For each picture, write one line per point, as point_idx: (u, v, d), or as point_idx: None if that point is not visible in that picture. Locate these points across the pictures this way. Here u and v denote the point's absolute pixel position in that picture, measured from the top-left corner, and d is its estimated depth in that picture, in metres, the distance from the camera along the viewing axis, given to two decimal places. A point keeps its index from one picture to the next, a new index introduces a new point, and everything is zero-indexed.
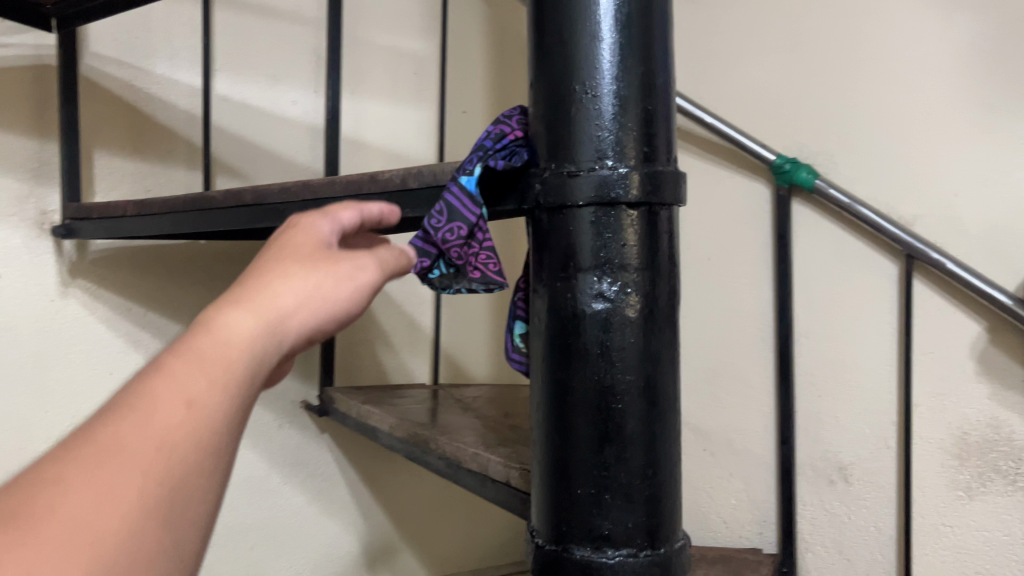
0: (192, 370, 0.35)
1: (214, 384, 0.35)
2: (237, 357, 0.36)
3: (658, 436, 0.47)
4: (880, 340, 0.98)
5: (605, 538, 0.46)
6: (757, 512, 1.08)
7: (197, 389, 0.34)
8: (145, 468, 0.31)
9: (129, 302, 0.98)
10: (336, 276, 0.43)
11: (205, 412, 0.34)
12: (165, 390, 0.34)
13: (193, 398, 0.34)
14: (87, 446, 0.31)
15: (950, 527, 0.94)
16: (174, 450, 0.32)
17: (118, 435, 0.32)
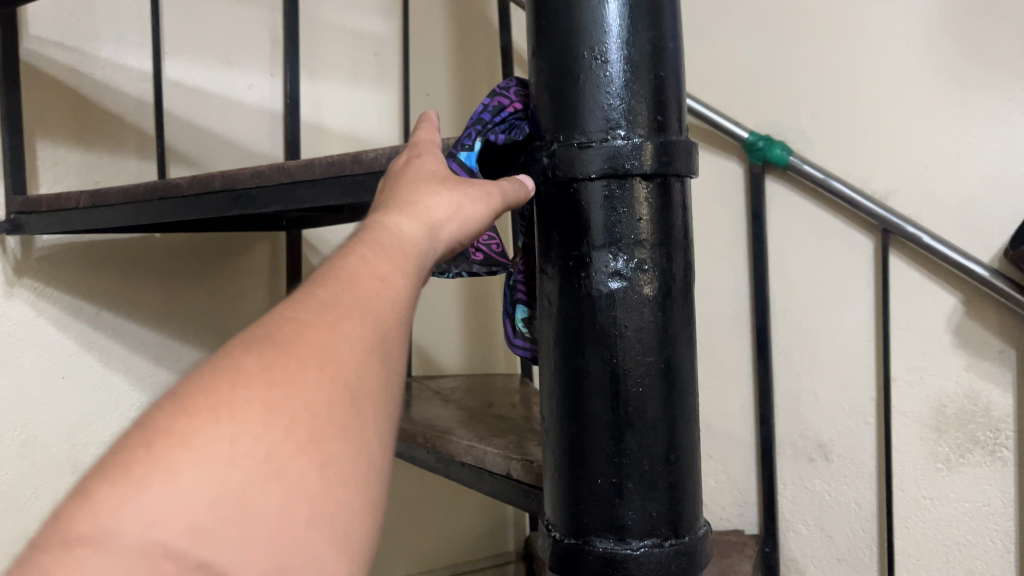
0: (386, 251, 0.38)
1: (400, 276, 0.37)
2: (413, 254, 0.39)
3: (679, 419, 0.45)
4: (857, 317, 0.98)
5: (629, 529, 0.43)
6: (738, 493, 1.08)
7: (383, 277, 0.36)
8: (353, 343, 0.33)
9: (80, 301, 0.92)
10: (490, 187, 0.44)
11: (395, 304, 0.36)
12: (357, 274, 0.36)
13: (382, 288, 0.36)
14: (306, 314, 0.33)
15: (930, 499, 0.94)
16: (375, 334, 0.34)
17: (332, 313, 0.33)
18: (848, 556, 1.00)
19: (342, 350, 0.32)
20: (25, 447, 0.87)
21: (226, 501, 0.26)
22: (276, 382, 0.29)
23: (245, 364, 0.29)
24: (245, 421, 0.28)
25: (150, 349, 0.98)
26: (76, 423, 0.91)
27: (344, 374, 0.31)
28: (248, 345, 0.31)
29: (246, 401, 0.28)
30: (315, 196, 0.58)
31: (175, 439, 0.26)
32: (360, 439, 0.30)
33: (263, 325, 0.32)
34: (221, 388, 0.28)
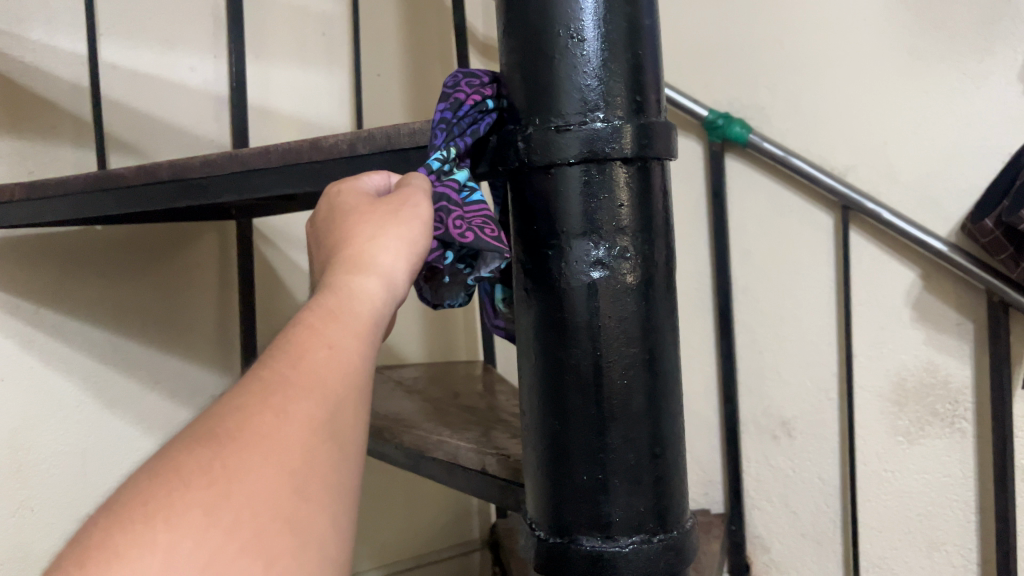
0: (336, 322, 0.36)
1: (350, 345, 0.36)
2: (369, 316, 0.37)
3: (664, 410, 0.43)
4: (818, 294, 0.98)
5: (616, 526, 0.42)
6: (703, 473, 1.09)
7: (329, 358, 0.34)
8: (292, 452, 0.30)
9: (18, 298, 0.87)
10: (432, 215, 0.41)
11: (342, 387, 0.34)
12: (305, 353, 0.34)
13: (331, 365, 0.34)
14: (238, 422, 0.30)
15: (891, 472, 0.95)
16: (324, 427, 0.32)
17: (265, 409, 0.31)
18: (811, 530, 1.01)
19: (280, 469, 0.29)
20: None
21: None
22: (189, 523, 0.26)
23: (168, 494, 0.27)
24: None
25: (95, 346, 0.93)
26: (18, 426, 0.86)
27: (277, 500, 0.28)
28: (176, 461, 0.28)
29: (177, 526, 0.26)
30: (272, 185, 0.55)
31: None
32: (308, 536, 0.29)
33: (200, 429, 0.30)
34: (144, 525, 0.26)
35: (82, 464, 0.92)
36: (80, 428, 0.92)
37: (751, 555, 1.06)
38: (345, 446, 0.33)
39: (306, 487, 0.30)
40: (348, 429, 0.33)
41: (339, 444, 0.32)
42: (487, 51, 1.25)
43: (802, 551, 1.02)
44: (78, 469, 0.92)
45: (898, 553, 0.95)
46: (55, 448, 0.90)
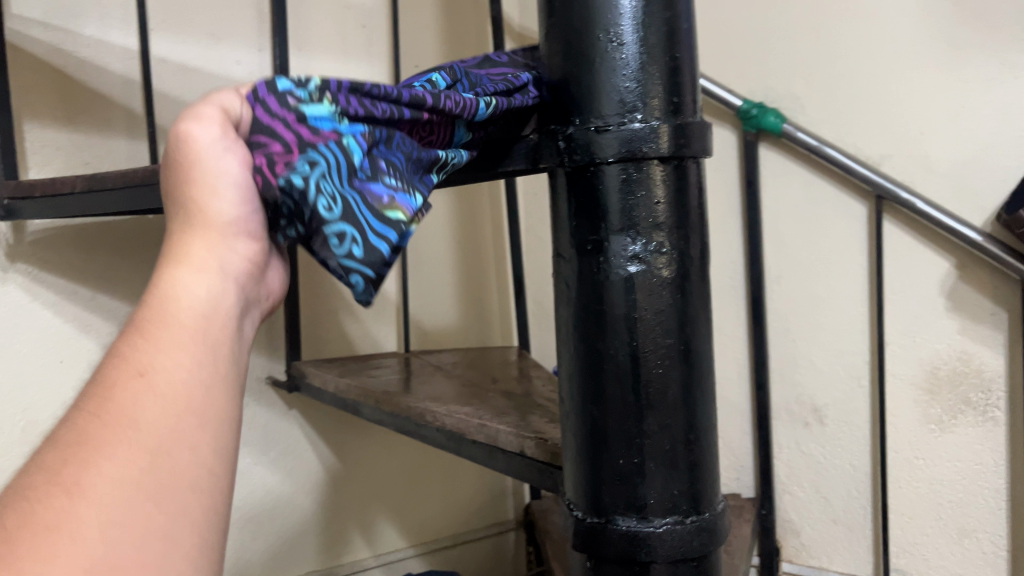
0: (140, 350, 0.38)
1: (161, 366, 0.37)
2: (186, 318, 0.40)
3: (697, 398, 0.45)
4: (851, 283, 0.99)
5: (650, 508, 0.44)
6: (734, 458, 1.11)
7: (139, 391, 0.36)
8: (104, 496, 0.32)
9: (74, 284, 0.91)
10: (219, 141, 0.42)
11: (161, 417, 0.36)
12: (111, 392, 0.36)
13: (144, 397, 0.36)
14: (43, 485, 0.32)
15: (923, 459, 0.96)
16: (140, 449, 0.34)
17: (68, 467, 0.33)
18: (842, 516, 1.03)
19: (91, 517, 0.32)
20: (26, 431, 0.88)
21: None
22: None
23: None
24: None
25: None
26: None
27: (94, 547, 0.31)
28: None
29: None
30: None
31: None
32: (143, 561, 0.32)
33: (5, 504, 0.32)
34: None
35: None
36: None
37: (782, 539, 1.08)
38: (176, 462, 0.35)
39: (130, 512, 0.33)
40: (182, 445, 0.36)
41: (166, 465, 0.35)
42: (523, 40, 1.27)
43: (833, 536, 1.04)
44: None
45: (929, 540, 0.97)
46: None
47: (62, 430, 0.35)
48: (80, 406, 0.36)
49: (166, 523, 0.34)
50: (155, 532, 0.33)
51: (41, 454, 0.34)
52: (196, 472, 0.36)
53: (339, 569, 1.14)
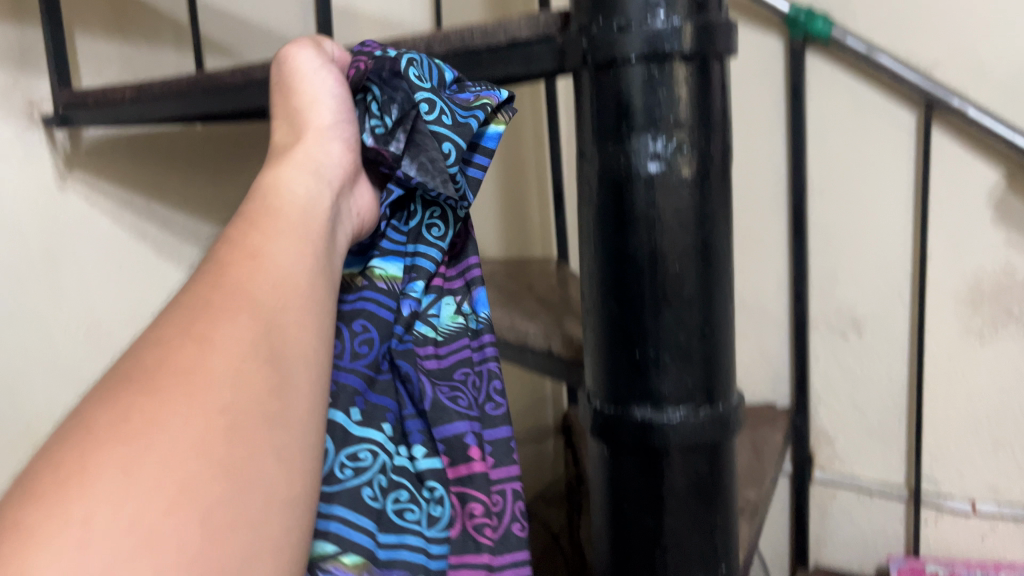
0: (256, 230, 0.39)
1: (275, 247, 0.38)
2: (297, 207, 0.41)
3: (715, 296, 0.47)
4: (895, 194, 0.97)
5: (666, 398, 0.46)
6: (771, 369, 1.12)
7: (256, 264, 0.37)
8: (227, 350, 0.33)
9: (129, 192, 0.93)
10: (318, 63, 0.47)
11: (277, 292, 0.37)
12: (231, 262, 0.37)
13: (260, 272, 0.37)
14: (170, 336, 0.33)
15: (961, 372, 0.96)
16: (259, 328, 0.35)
17: (192, 325, 0.34)
18: (877, 426, 1.04)
19: (218, 364, 0.32)
20: (89, 333, 0.90)
21: (114, 559, 0.25)
22: (133, 429, 0.29)
23: (100, 411, 0.29)
24: (106, 481, 0.27)
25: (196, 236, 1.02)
26: (134, 308, 0.95)
27: (223, 392, 0.31)
28: (105, 394, 0.30)
29: (128, 427, 0.29)
30: None
31: (32, 515, 0.26)
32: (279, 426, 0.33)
33: (132, 355, 0.33)
34: (95, 435, 0.28)
35: None
36: None
37: (815, 448, 1.10)
38: (283, 345, 0.35)
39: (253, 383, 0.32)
40: (292, 325, 0.36)
41: (280, 339, 0.35)
42: None
43: (867, 446, 1.05)
44: None
45: (963, 450, 0.98)
46: None
47: (173, 304, 0.36)
48: (197, 279, 0.37)
49: (285, 391, 0.34)
50: (276, 395, 0.33)
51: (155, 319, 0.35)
52: (303, 356, 0.36)
53: None
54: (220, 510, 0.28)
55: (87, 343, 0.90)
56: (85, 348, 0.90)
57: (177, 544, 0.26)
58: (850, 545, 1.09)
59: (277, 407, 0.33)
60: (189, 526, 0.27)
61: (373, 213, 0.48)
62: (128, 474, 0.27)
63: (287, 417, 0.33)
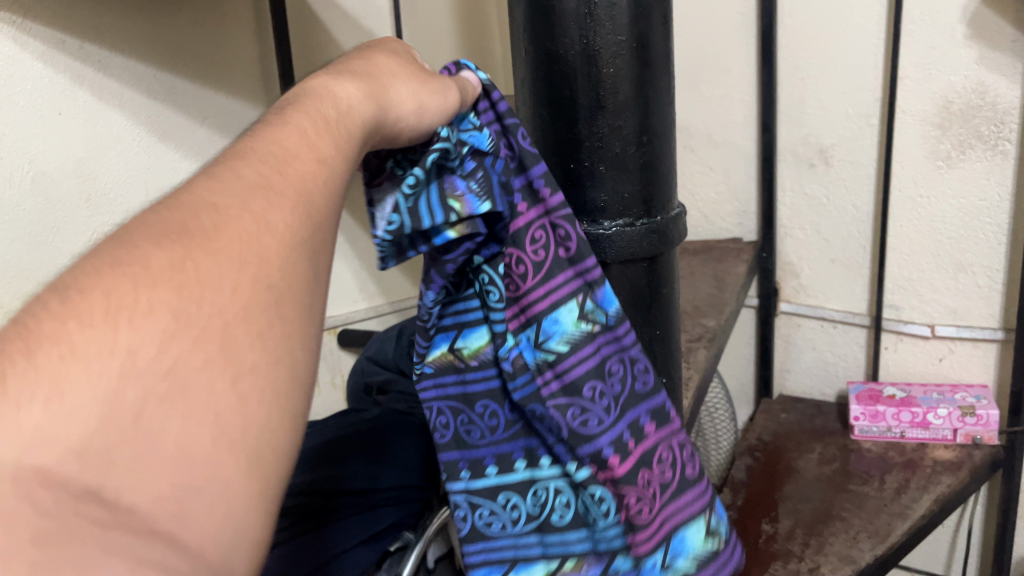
0: (312, 132, 0.37)
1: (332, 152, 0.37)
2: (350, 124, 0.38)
3: (652, 99, 0.44)
4: (868, 12, 0.92)
5: (600, 210, 0.46)
6: (738, 203, 1.11)
7: (316, 169, 0.35)
8: (280, 238, 0.31)
9: (61, 33, 0.84)
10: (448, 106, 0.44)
11: (324, 199, 0.35)
12: (290, 155, 0.35)
13: (315, 176, 0.35)
14: (231, 206, 0.31)
15: (926, 197, 0.95)
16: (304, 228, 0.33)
17: (252, 203, 0.32)
18: (841, 256, 1.04)
19: (271, 247, 0.31)
20: (36, 183, 0.84)
21: (150, 391, 0.25)
22: (188, 283, 0.27)
23: (153, 249, 0.28)
24: (154, 322, 0.26)
25: (145, 82, 0.92)
26: (81, 156, 0.88)
27: (270, 273, 0.30)
28: (152, 228, 0.29)
29: (182, 278, 0.27)
30: None
31: (79, 326, 0.24)
32: (310, 319, 0.32)
33: (183, 205, 0.30)
34: (147, 271, 0.27)
35: (146, 194, 0.94)
36: (140, 160, 0.93)
37: (781, 280, 1.10)
38: (318, 256, 0.34)
39: (288, 283, 0.31)
40: (325, 229, 0.35)
41: (317, 238, 0.34)
42: None
43: (831, 276, 1.06)
44: (142, 200, 0.94)
45: (924, 275, 0.98)
46: (120, 177, 0.92)
47: (217, 169, 0.33)
48: (245, 157, 0.34)
49: (313, 287, 0.33)
50: (309, 291, 0.32)
51: (207, 179, 0.32)
52: (326, 261, 0.35)
53: (353, 315, 1.13)
54: (253, 374, 0.28)
55: (31, 191, 0.84)
56: (30, 197, 0.84)
57: (213, 400, 0.26)
58: (812, 373, 1.12)
59: (308, 300, 0.32)
60: (220, 383, 0.27)
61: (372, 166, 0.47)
62: (176, 322, 0.26)
63: (313, 305, 0.32)
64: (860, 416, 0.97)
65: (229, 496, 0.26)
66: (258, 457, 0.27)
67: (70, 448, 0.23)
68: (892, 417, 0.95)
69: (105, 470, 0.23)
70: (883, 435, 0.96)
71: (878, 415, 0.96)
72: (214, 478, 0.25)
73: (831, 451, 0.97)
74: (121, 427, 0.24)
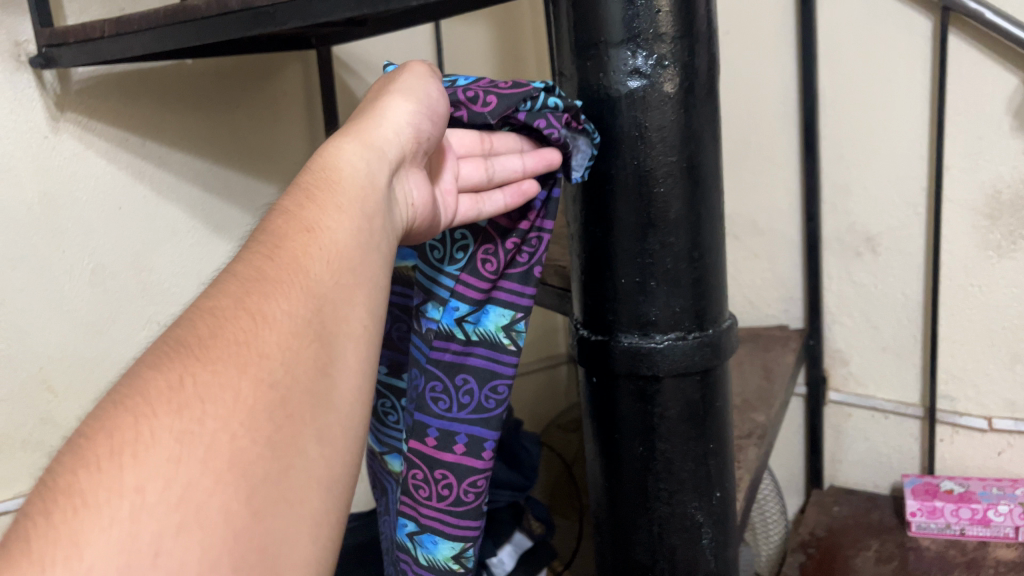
0: (305, 209, 0.39)
1: (329, 227, 0.38)
2: (348, 179, 0.41)
3: (703, 216, 0.48)
4: (910, 105, 0.92)
5: (653, 324, 0.49)
6: (784, 289, 1.10)
7: (307, 239, 0.37)
8: (281, 332, 0.33)
9: (125, 132, 0.87)
10: (433, 101, 0.46)
11: (330, 271, 0.36)
12: (284, 237, 0.37)
13: (312, 247, 0.37)
14: (226, 306, 0.33)
15: (978, 286, 0.93)
16: (308, 314, 0.34)
17: (247, 298, 0.34)
18: (891, 344, 1.02)
19: (272, 342, 0.32)
20: (94, 275, 0.86)
21: (160, 525, 0.26)
22: (188, 402, 0.29)
23: (151, 376, 0.30)
24: (158, 453, 0.27)
25: (200, 177, 0.94)
26: (138, 249, 0.89)
27: (272, 369, 0.31)
28: (160, 358, 0.31)
29: (181, 399, 0.29)
30: (333, 10, 0.57)
31: (89, 475, 0.26)
32: (324, 405, 0.33)
33: (188, 323, 0.33)
34: (149, 403, 0.28)
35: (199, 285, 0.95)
36: (194, 251, 0.94)
37: (829, 368, 1.08)
38: (329, 339, 0.35)
39: (294, 374, 0.32)
40: (338, 307, 0.36)
41: (326, 320, 0.35)
42: None
43: (881, 364, 1.04)
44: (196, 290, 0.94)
45: (979, 365, 0.96)
46: (174, 268, 0.93)
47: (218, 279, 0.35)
48: (251, 249, 0.37)
49: (331, 371, 0.34)
50: (322, 379, 0.33)
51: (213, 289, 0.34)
52: (346, 349, 0.35)
53: None
54: (264, 486, 0.29)
55: (90, 284, 0.86)
56: (90, 290, 0.86)
57: (223, 518, 0.27)
58: (863, 463, 1.09)
59: (321, 387, 0.33)
60: (232, 503, 0.27)
61: (431, 203, 0.47)
62: (180, 446, 0.28)
63: (331, 402, 0.33)
64: (916, 512, 0.95)
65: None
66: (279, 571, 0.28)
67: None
68: (951, 513, 0.92)
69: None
70: (943, 532, 0.93)
71: (937, 511, 0.94)
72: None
73: (888, 549, 0.94)
74: (141, 571, 0.25)
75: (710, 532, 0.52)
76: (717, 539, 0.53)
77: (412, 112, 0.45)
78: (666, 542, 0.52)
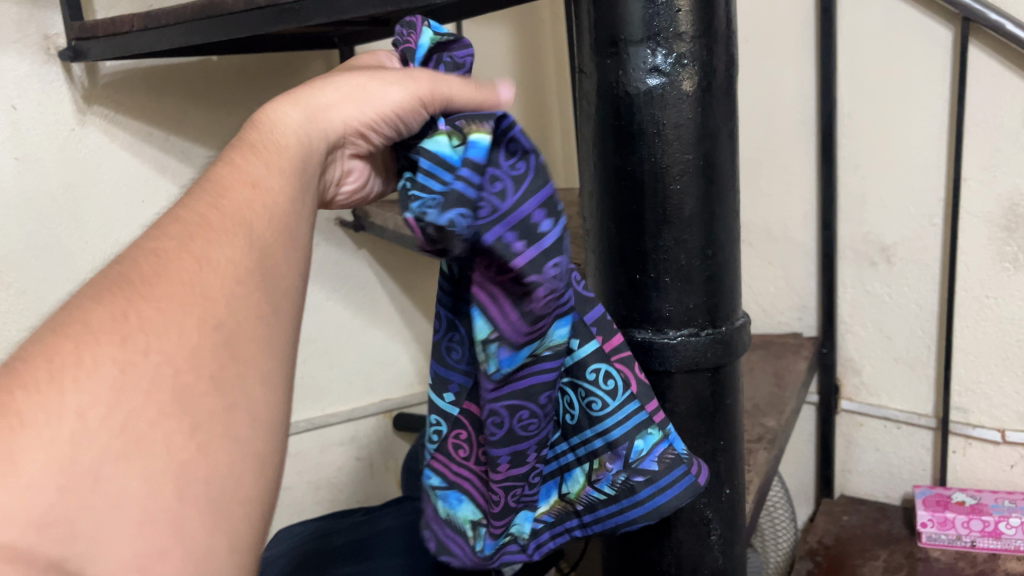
0: (246, 167, 0.38)
1: (273, 186, 0.38)
2: (289, 154, 0.39)
3: (717, 214, 0.48)
4: (927, 116, 0.92)
5: (666, 319, 0.49)
6: (798, 298, 1.11)
7: (253, 196, 0.37)
8: (223, 278, 0.32)
9: (150, 126, 0.87)
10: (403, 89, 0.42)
11: (270, 222, 0.36)
12: (225, 191, 0.36)
13: (254, 200, 0.36)
14: (170, 248, 0.33)
15: (994, 298, 0.93)
16: (252, 264, 0.34)
17: (192, 244, 0.33)
18: (905, 355, 1.02)
19: (217, 284, 0.32)
20: None
21: (102, 450, 0.26)
22: (132, 335, 0.29)
23: (96, 311, 0.29)
24: (100, 379, 0.27)
25: None
26: None
27: (218, 312, 0.31)
28: (102, 298, 0.30)
29: (127, 334, 0.29)
30: (358, 6, 0.58)
31: (26, 397, 0.26)
32: (268, 343, 0.33)
33: (131, 262, 0.32)
34: (92, 333, 0.28)
35: None
36: None
37: (842, 377, 1.09)
38: (265, 280, 0.34)
39: (237, 322, 0.32)
40: (284, 263, 0.36)
41: None
42: None
43: (893, 375, 1.04)
44: None
45: (992, 378, 0.96)
46: None
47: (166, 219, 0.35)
48: (190, 202, 0.36)
49: (274, 320, 0.34)
50: (265, 325, 0.33)
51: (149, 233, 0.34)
52: (282, 295, 0.35)
53: (410, 399, 1.13)
54: (209, 420, 0.29)
55: None
56: None
57: (162, 444, 0.27)
58: (874, 474, 1.09)
59: (264, 331, 0.33)
60: (175, 434, 0.28)
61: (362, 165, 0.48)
62: (124, 376, 0.28)
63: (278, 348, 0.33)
64: (926, 522, 0.94)
65: (188, 544, 0.26)
66: (222, 500, 0.28)
67: (30, 522, 0.24)
68: (962, 525, 0.92)
69: (68, 542, 0.24)
70: (953, 544, 0.93)
71: (947, 522, 0.93)
72: (174, 528, 0.26)
73: (896, 559, 0.94)
74: (78, 489, 0.25)
75: (718, 529, 0.53)
76: (724, 535, 0.54)
77: (375, 113, 0.42)
78: (674, 537, 0.52)
